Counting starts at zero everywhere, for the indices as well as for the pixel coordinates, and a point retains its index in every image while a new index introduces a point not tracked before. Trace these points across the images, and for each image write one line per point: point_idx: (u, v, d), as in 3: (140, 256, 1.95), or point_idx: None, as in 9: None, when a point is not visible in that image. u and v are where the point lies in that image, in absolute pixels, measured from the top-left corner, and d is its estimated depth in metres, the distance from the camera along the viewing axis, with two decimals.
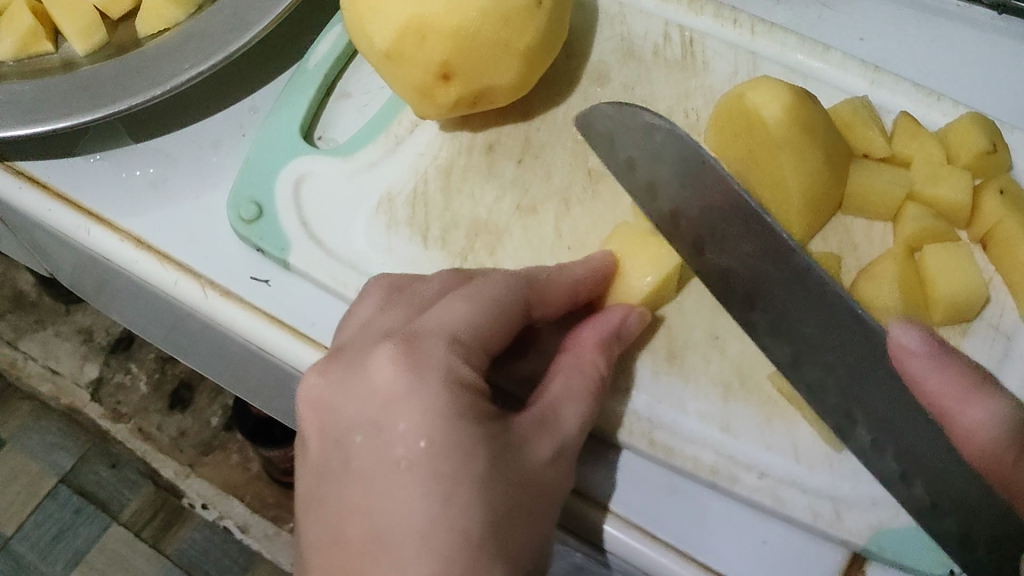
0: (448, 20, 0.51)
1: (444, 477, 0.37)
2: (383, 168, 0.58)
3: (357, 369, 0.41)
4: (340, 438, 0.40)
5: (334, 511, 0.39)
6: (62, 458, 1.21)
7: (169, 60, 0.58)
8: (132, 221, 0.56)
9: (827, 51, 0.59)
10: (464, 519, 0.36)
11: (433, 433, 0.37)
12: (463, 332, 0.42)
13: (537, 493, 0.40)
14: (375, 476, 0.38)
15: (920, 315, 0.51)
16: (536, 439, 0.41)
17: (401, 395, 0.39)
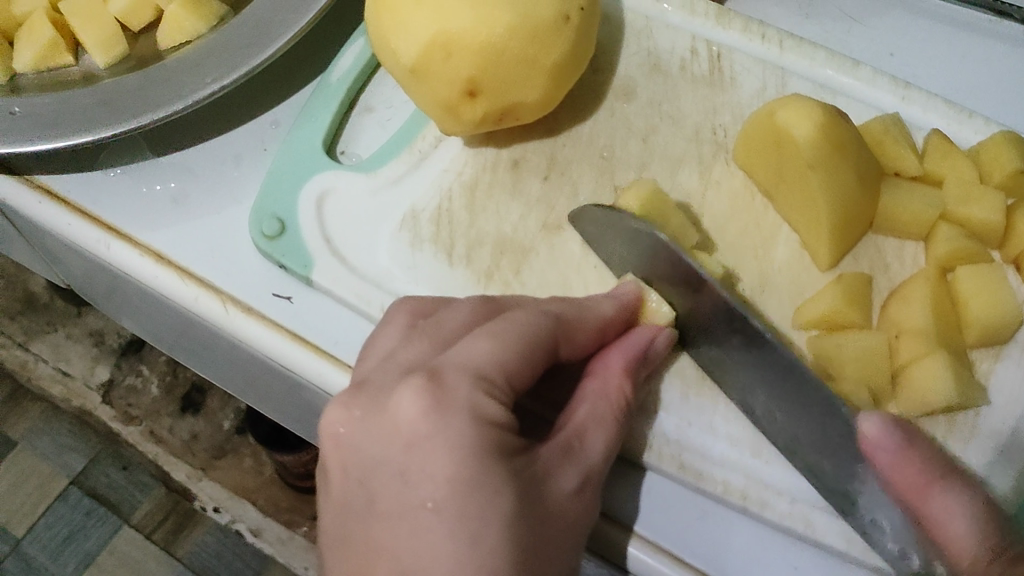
0: (475, 36, 0.50)
1: (470, 518, 0.36)
2: (407, 183, 0.57)
3: (381, 407, 0.40)
4: (366, 477, 0.40)
5: (362, 551, 0.39)
6: (74, 459, 1.20)
7: (190, 74, 0.57)
8: (154, 236, 0.56)
9: (857, 67, 0.58)
10: (492, 562, 0.36)
11: (459, 473, 0.37)
12: (488, 366, 0.40)
13: (561, 527, 0.40)
14: (402, 517, 0.38)
15: (952, 338, 0.51)
16: (561, 471, 0.40)
17: (426, 435, 0.38)
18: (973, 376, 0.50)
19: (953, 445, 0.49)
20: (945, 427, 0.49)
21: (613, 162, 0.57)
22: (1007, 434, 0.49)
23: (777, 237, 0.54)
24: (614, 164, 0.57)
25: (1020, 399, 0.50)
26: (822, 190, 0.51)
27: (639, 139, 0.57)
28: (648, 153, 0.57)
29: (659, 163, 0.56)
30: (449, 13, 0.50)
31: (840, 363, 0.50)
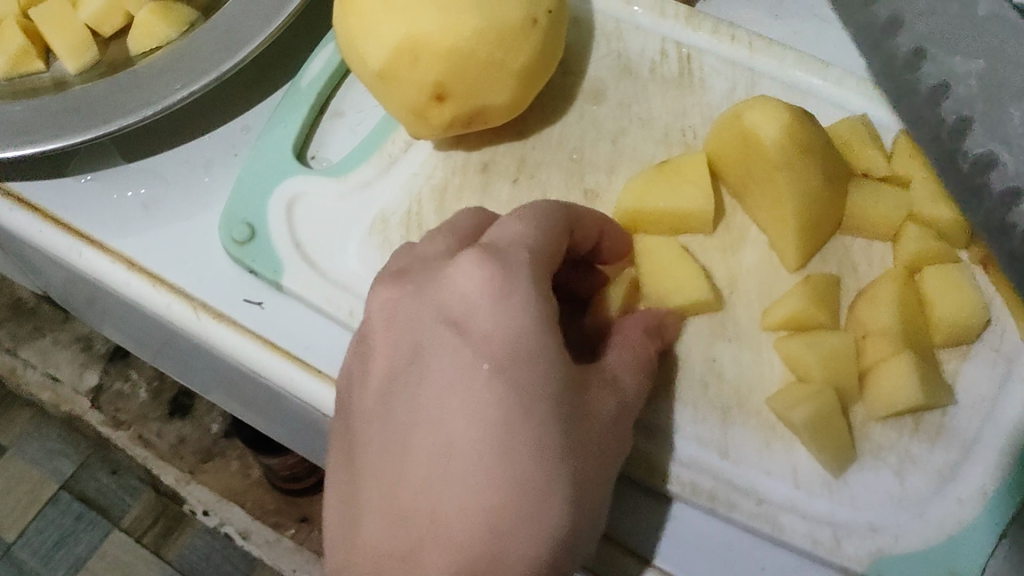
0: (443, 41, 0.50)
1: (523, 391, 0.39)
2: (377, 188, 0.57)
3: (432, 286, 0.44)
4: (414, 345, 0.42)
5: (401, 416, 0.41)
6: (64, 463, 1.22)
7: (159, 79, 0.57)
8: (125, 242, 0.56)
9: (826, 68, 0.58)
10: (538, 430, 0.39)
11: (517, 337, 0.40)
12: (536, 245, 0.44)
13: (600, 441, 0.41)
14: (446, 378, 0.40)
15: (919, 338, 0.51)
16: (600, 394, 0.43)
17: (491, 306, 0.41)
18: (940, 377, 0.51)
19: (918, 447, 0.50)
20: (910, 428, 0.50)
21: (583, 165, 0.57)
22: (971, 434, 0.50)
23: (745, 239, 0.55)
24: (584, 166, 0.57)
25: (986, 398, 0.51)
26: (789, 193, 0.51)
27: (609, 141, 0.57)
28: (619, 155, 0.57)
29: (630, 166, 0.56)
30: (416, 18, 0.50)
31: (807, 365, 0.50)
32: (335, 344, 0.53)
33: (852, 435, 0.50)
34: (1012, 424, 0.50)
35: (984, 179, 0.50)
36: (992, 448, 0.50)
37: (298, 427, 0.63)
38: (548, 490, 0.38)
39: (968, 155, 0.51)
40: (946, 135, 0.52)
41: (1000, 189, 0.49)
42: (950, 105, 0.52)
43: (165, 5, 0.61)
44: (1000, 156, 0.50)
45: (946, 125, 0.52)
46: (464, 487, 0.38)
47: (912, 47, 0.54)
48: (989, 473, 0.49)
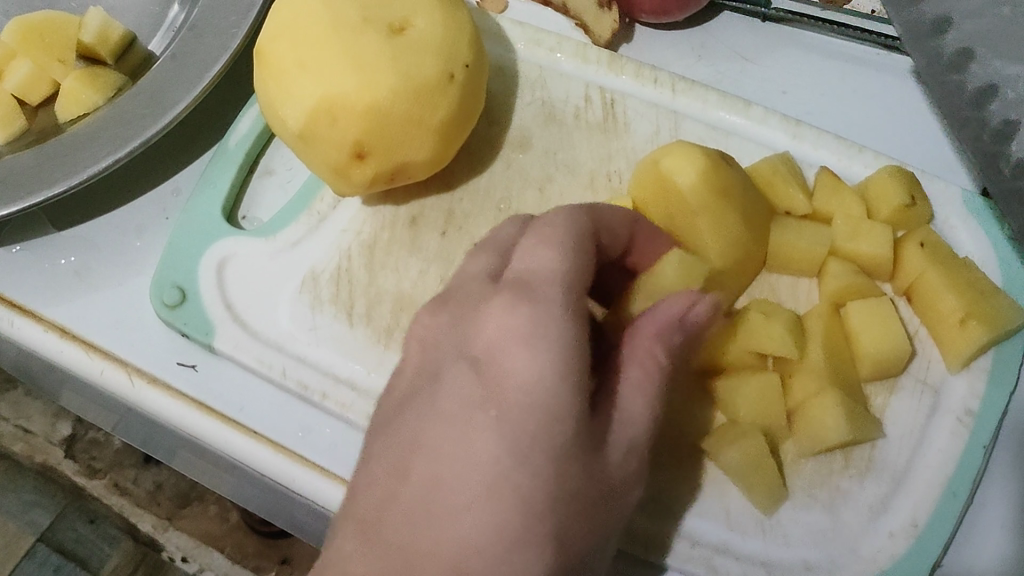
0: (359, 100, 0.50)
1: (523, 436, 0.38)
2: (306, 246, 0.58)
3: (464, 316, 0.44)
4: (433, 373, 0.43)
5: (405, 441, 0.41)
6: (39, 515, 1.04)
7: (87, 146, 0.57)
8: (57, 311, 0.56)
9: (748, 106, 0.59)
10: (531, 486, 0.38)
11: (535, 379, 0.39)
12: (564, 279, 0.43)
13: (609, 492, 0.41)
14: (455, 419, 0.40)
15: (846, 375, 0.51)
16: (613, 435, 0.41)
17: (515, 336, 0.41)
18: (868, 412, 0.51)
19: (850, 482, 0.50)
20: (841, 463, 0.51)
21: (511, 215, 0.57)
22: (901, 466, 0.51)
23: None
24: (512, 216, 0.57)
25: (914, 430, 0.51)
26: (709, 233, 0.52)
27: (535, 189, 0.58)
28: (545, 203, 0.58)
29: None
30: (331, 78, 0.50)
31: (737, 406, 0.50)
32: (269, 405, 0.53)
33: (783, 473, 0.51)
34: (942, 454, 0.50)
35: (1002, 147, 0.51)
36: (923, 479, 0.50)
37: (244, 488, 0.63)
38: (534, 547, 0.38)
39: (993, 120, 0.51)
40: (967, 101, 0.52)
41: (1015, 164, 0.51)
42: (974, 68, 0.51)
43: (92, 72, 0.61)
44: (1006, 93, 0.50)
45: (969, 93, 0.52)
46: (445, 533, 0.37)
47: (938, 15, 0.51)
48: (923, 505, 0.49)
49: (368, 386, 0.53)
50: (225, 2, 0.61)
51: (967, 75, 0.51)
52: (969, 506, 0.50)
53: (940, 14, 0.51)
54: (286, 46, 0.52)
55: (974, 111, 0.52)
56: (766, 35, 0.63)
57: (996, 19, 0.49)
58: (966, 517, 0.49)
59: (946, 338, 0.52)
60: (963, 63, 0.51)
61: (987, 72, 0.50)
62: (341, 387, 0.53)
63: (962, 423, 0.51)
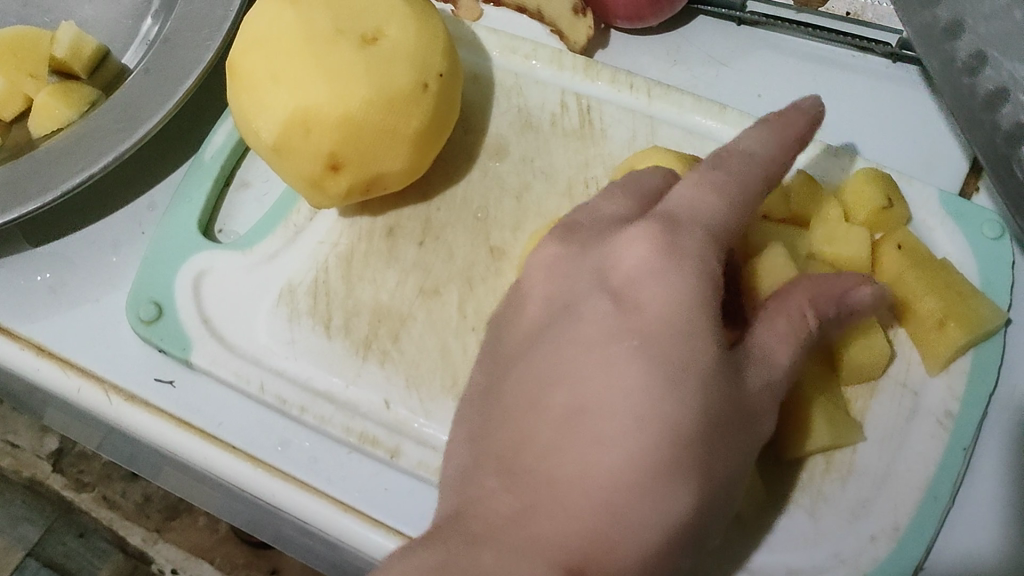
0: (333, 110, 0.50)
1: (668, 362, 0.39)
2: (283, 259, 0.57)
3: (602, 252, 0.45)
4: (567, 304, 0.44)
5: (534, 379, 0.42)
6: (29, 530, 1.00)
7: (60, 162, 0.56)
8: (31, 329, 0.56)
9: (725, 110, 0.59)
10: (679, 410, 0.38)
11: (674, 310, 0.40)
12: (713, 221, 0.44)
13: (749, 428, 0.41)
14: (592, 351, 0.41)
15: (828, 379, 0.51)
16: (751, 369, 0.42)
17: (651, 273, 0.42)
18: (850, 415, 0.51)
19: (831, 487, 0.50)
20: (822, 468, 0.51)
21: (488, 223, 0.57)
22: (883, 470, 0.50)
23: None
24: (490, 224, 0.57)
25: (895, 434, 0.51)
26: None
27: (513, 197, 0.58)
28: (523, 211, 0.57)
29: (534, 221, 0.57)
30: (305, 89, 0.50)
31: None
32: (248, 419, 0.53)
33: (765, 478, 0.51)
34: (923, 456, 0.50)
35: (1015, 150, 0.50)
36: (904, 482, 0.50)
37: (223, 503, 0.63)
38: (681, 476, 0.38)
39: (1003, 124, 0.51)
40: (980, 104, 0.52)
41: None
42: (987, 71, 0.51)
43: (65, 87, 0.61)
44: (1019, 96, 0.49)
45: (980, 97, 0.52)
46: (594, 460, 0.38)
47: (953, 19, 0.52)
48: (906, 509, 0.49)
49: (348, 399, 0.53)
50: (199, 14, 0.61)
51: (982, 78, 0.51)
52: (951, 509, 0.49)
53: (953, 18, 0.52)
54: (257, 57, 0.52)
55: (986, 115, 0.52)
56: (740, 39, 0.63)
57: (1011, 25, 0.49)
58: (949, 520, 0.49)
59: (925, 340, 0.52)
60: (979, 66, 0.51)
61: (1001, 73, 0.50)
62: (319, 400, 0.53)
63: (942, 426, 0.51)
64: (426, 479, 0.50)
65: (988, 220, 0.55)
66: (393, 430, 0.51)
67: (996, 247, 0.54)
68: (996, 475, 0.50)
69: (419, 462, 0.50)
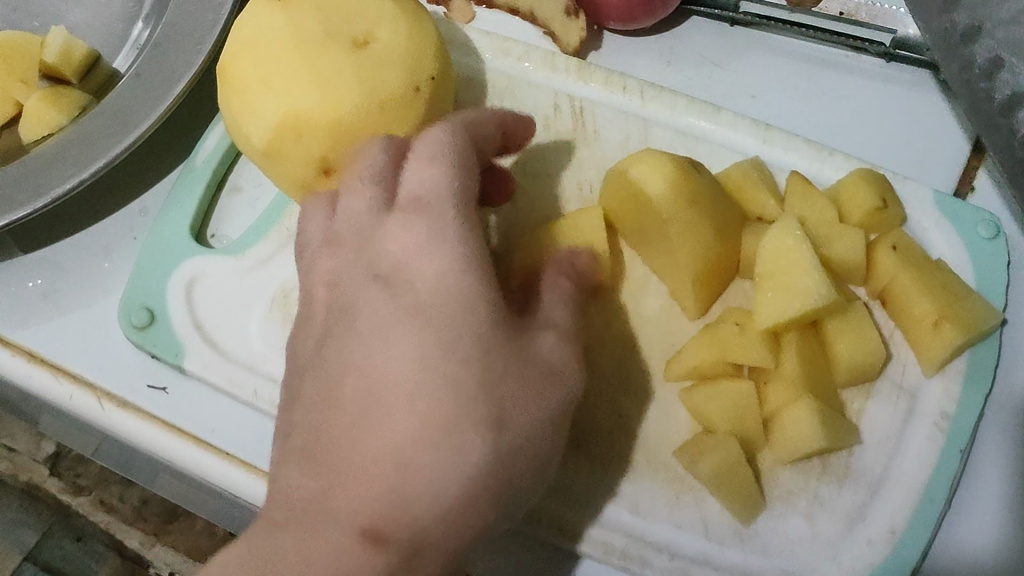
0: (322, 115, 0.50)
1: (444, 330, 0.40)
2: (276, 264, 0.57)
3: (369, 245, 0.45)
4: (346, 305, 0.44)
5: (331, 370, 0.42)
6: (26, 534, 0.96)
7: (51, 168, 0.56)
8: (24, 336, 0.55)
9: (718, 112, 0.59)
10: (459, 370, 0.39)
11: (442, 282, 0.42)
12: (444, 189, 0.44)
13: (547, 375, 0.43)
14: (377, 331, 0.41)
15: (823, 382, 0.51)
16: (537, 334, 0.44)
17: (421, 247, 0.43)
18: (845, 418, 0.51)
19: (826, 489, 0.50)
20: (818, 471, 0.50)
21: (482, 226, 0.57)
22: (878, 472, 0.50)
23: (646, 289, 0.55)
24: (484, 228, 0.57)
25: (890, 436, 0.51)
26: (678, 240, 0.52)
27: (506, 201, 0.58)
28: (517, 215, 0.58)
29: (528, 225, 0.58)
30: (295, 94, 0.50)
31: (709, 416, 0.50)
32: (242, 425, 0.52)
33: (761, 482, 0.50)
34: (919, 458, 0.50)
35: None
36: (900, 484, 0.50)
37: (221, 509, 0.63)
38: (470, 426, 0.39)
39: (1020, 130, 0.51)
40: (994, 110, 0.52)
41: None
42: (1004, 76, 0.51)
43: (56, 92, 0.61)
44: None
45: (996, 103, 0.51)
46: (392, 428, 0.39)
47: (970, 24, 0.52)
48: (902, 512, 0.49)
49: None
50: (190, 18, 0.61)
51: (998, 83, 0.51)
52: (947, 511, 0.49)
53: (971, 22, 0.52)
54: (251, 59, 0.51)
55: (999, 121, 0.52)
56: (734, 39, 0.63)
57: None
58: (944, 523, 0.49)
59: (920, 342, 0.52)
60: (994, 71, 0.51)
61: (1020, 79, 0.50)
62: None
63: (938, 427, 0.50)
64: None
65: (983, 220, 0.55)
66: None
67: (991, 247, 0.54)
68: (993, 476, 0.50)
69: None
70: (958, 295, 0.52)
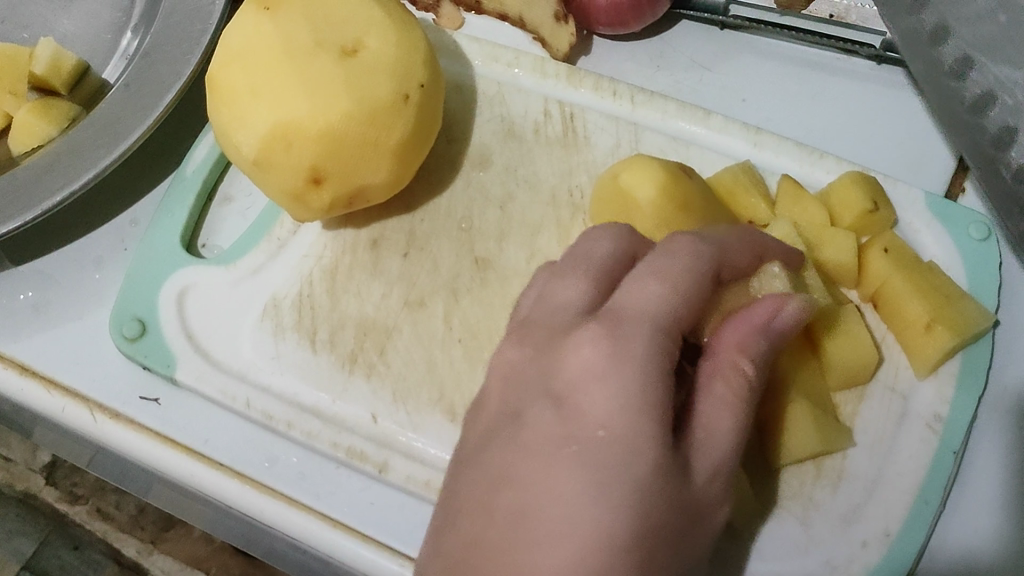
0: (313, 125, 0.50)
1: (606, 466, 0.36)
2: (267, 273, 0.57)
3: (554, 350, 0.41)
4: (516, 410, 0.40)
5: (486, 479, 0.38)
6: (23, 543, 0.96)
7: (41, 180, 0.56)
8: (14, 347, 0.55)
9: (708, 115, 0.59)
10: (611, 517, 0.35)
11: (613, 412, 0.37)
12: (663, 312, 0.40)
13: (694, 523, 0.38)
14: (540, 452, 0.37)
15: (815, 385, 0.51)
16: (697, 463, 0.39)
17: (596, 371, 0.38)
18: (838, 422, 0.51)
19: (821, 493, 0.50)
20: (812, 474, 0.50)
21: (473, 233, 0.57)
22: (871, 475, 0.50)
23: None
24: (474, 235, 0.57)
25: (884, 437, 0.51)
26: None
27: (496, 207, 0.58)
28: (507, 221, 0.57)
29: (519, 230, 0.57)
30: (283, 103, 0.50)
31: None
32: (233, 435, 0.52)
33: (756, 487, 0.50)
34: (912, 461, 0.50)
35: (1001, 152, 0.50)
36: (894, 487, 0.50)
37: (212, 518, 0.63)
38: None
39: (990, 128, 0.51)
40: (966, 109, 0.52)
41: (1015, 169, 0.50)
42: (972, 76, 0.51)
43: (45, 103, 0.60)
44: (1004, 98, 0.50)
45: (967, 102, 0.52)
46: (534, 565, 0.34)
47: (936, 24, 0.52)
48: (896, 516, 0.49)
49: (335, 415, 0.52)
50: (179, 28, 0.61)
51: (968, 83, 0.51)
52: (941, 514, 0.49)
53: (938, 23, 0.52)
54: (238, 70, 0.51)
55: (972, 118, 0.52)
56: (724, 43, 0.63)
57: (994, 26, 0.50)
58: (939, 525, 0.49)
59: (912, 345, 0.52)
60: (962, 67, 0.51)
61: (987, 77, 0.50)
62: (306, 416, 0.52)
63: (931, 429, 0.51)
64: (413, 493, 0.50)
65: (973, 221, 0.55)
66: (380, 444, 0.51)
67: (982, 248, 0.54)
68: (987, 478, 0.50)
69: (407, 476, 0.50)
70: (952, 296, 0.52)
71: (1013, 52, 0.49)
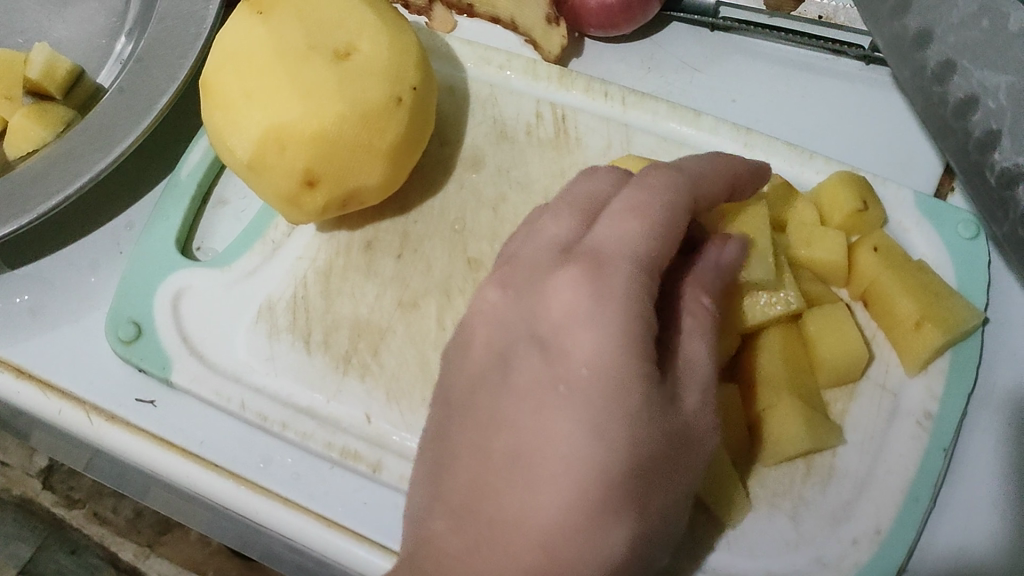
0: (306, 127, 0.50)
1: (597, 408, 0.38)
2: (260, 276, 0.58)
3: (537, 292, 0.42)
4: (505, 352, 0.42)
5: (481, 420, 0.41)
6: (21, 547, 0.95)
7: (36, 184, 0.56)
8: (10, 351, 0.55)
9: (698, 116, 0.59)
10: (605, 455, 0.37)
11: (600, 356, 0.38)
12: (640, 252, 0.41)
13: (687, 444, 0.40)
14: (530, 396, 0.40)
15: (805, 382, 0.51)
16: (683, 389, 0.41)
17: (579, 318, 0.40)
18: (829, 418, 0.51)
19: (812, 491, 0.50)
20: (802, 473, 0.51)
21: (466, 235, 0.57)
22: (862, 472, 0.51)
23: None
24: (467, 236, 0.57)
25: (875, 435, 0.51)
26: None
27: (489, 208, 0.58)
28: (499, 222, 0.58)
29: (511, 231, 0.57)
30: (276, 106, 0.50)
31: None
32: (229, 437, 0.53)
33: (747, 483, 0.51)
34: (903, 458, 0.50)
35: (986, 156, 0.51)
36: (885, 484, 0.50)
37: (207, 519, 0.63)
38: (614, 513, 0.38)
39: (975, 131, 0.51)
40: (951, 113, 0.53)
41: (1000, 173, 0.51)
42: (956, 80, 0.52)
43: (40, 108, 0.61)
44: (988, 103, 0.50)
45: (951, 106, 0.53)
46: (535, 504, 0.38)
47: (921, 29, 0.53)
48: (887, 513, 0.49)
49: (329, 415, 0.53)
50: (173, 32, 0.61)
51: (950, 87, 0.52)
52: (931, 511, 0.49)
53: (920, 28, 0.53)
54: (231, 74, 0.52)
55: (957, 122, 0.52)
56: (714, 45, 0.63)
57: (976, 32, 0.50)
58: (929, 521, 0.49)
59: (902, 342, 0.52)
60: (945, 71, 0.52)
61: (970, 82, 0.51)
62: (301, 416, 0.53)
63: (921, 426, 0.51)
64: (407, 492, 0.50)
65: (963, 220, 0.55)
66: (374, 444, 0.51)
67: (971, 246, 0.55)
68: (977, 475, 0.50)
69: (401, 476, 0.50)
70: (941, 292, 0.52)
71: (999, 55, 0.49)
